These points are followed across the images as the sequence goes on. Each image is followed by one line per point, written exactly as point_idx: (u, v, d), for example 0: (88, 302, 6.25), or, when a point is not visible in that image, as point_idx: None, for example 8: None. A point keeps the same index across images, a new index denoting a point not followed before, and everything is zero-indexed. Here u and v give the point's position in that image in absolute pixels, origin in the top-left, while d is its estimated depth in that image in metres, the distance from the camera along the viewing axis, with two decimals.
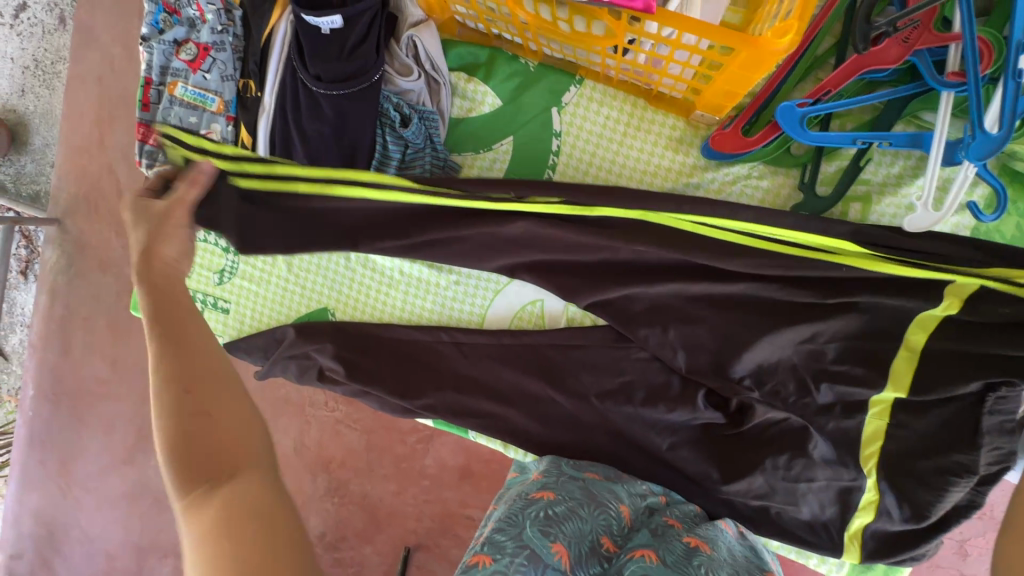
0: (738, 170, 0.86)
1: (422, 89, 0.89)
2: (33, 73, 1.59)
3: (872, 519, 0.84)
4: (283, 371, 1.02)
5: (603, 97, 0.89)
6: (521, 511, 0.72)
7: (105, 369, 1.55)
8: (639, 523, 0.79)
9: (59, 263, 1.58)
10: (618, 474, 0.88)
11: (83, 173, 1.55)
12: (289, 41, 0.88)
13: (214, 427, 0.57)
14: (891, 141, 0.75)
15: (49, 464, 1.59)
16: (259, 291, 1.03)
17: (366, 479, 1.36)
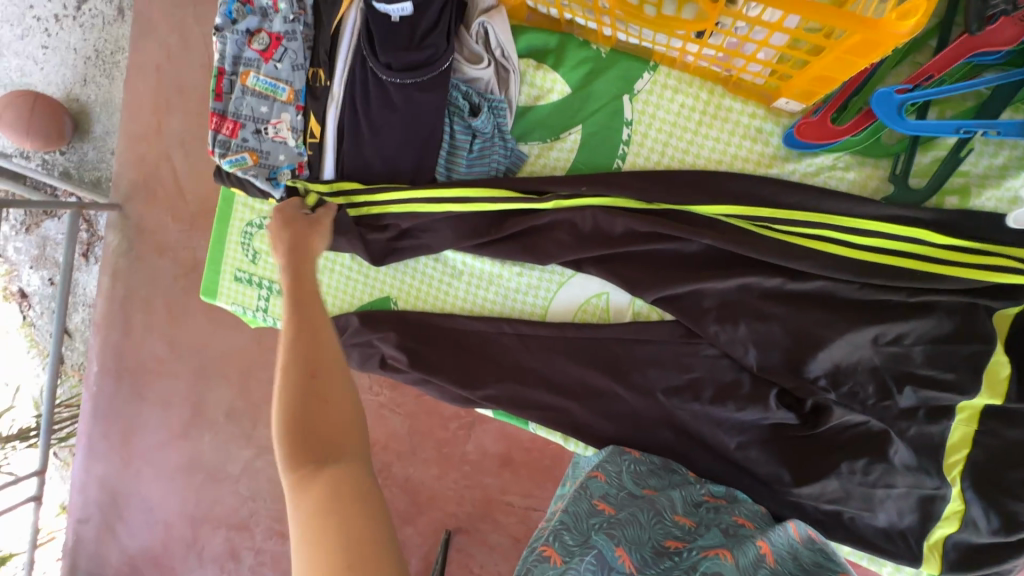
0: (822, 161, 0.82)
1: (491, 77, 0.87)
2: (94, 63, 1.63)
3: (955, 530, 0.80)
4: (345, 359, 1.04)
5: (678, 84, 0.86)
6: (585, 519, 0.70)
7: (164, 348, 1.62)
8: (705, 522, 0.78)
9: (121, 246, 1.65)
10: (677, 477, 0.86)
11: (143, 160, 1.60)
12: (359, 29, 0.88)
13: (322, 411, 0.62)
14: (999, 129, 0.69)
15: (112, 436, 1.68)
16: (322, 280, 1.05)
17: (408, 462, 1.38)
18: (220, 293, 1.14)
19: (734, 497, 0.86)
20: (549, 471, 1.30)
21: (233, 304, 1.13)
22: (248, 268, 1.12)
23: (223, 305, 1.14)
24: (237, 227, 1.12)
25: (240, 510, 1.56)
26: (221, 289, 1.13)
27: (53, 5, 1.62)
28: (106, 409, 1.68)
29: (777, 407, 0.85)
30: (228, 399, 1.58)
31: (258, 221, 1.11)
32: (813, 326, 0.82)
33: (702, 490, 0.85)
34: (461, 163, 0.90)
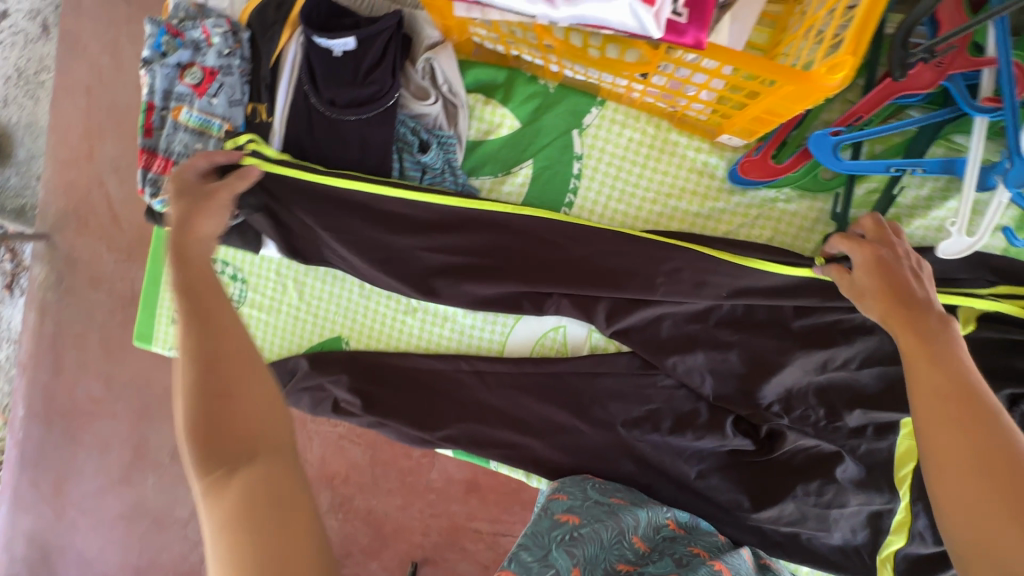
0: (765, 194, 0.84)
1: (439, 113, 0.86)
2: (16, 83, 1.52)
3: (904, 543, 0.82)
4: (297, 403, 0.99)
5: (626, 119, 0.87)
6: (546, 534, 0.69)
7: (99, 387, 1.50)
8: (660, 550, 0.77)
9: (49, 279, 1.52)
10: (641, 498, 0.86)
11: (72, 186, 1.49)
12: (300, 64, 0.84)
13: (234, 414, 0.54)
14: (924, 167, 0.73)
15: (42, 485, 1.53)
16: (269, 320, 1.00)
17: (370, 494, 1.33)
18: (156, 338, 1.08)
19: (695, 525, 0.86)
20: (515, 494, 1.28)
21: (169, 349, 1.07)
22: None
23: (157, 350, 1.09)
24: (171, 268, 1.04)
25: (189, 556, 1.45)
26: (155, 334, 1.07)
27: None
28: (33, 456, 1.54)
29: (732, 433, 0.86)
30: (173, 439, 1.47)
31: None
32: (765, 354, 0.84)
33: (663, 511, 0.85)
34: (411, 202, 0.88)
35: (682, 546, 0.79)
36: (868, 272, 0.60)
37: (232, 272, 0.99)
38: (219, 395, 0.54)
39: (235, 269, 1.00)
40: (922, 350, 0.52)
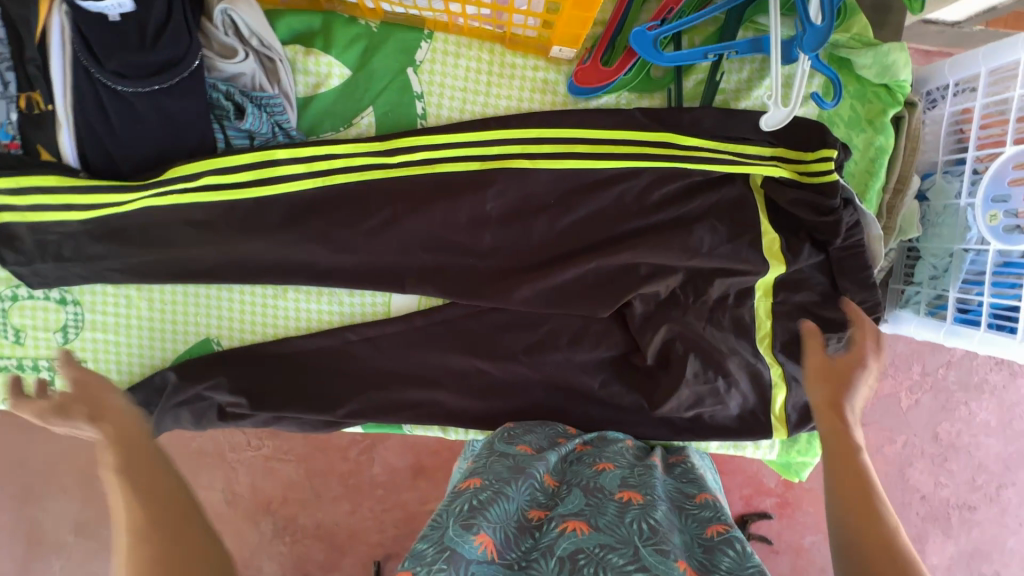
0: (607, 102, 0.86)
1: (255, 70, 0.77)
2: None
3: (788, 393, 0.92)
4: (176, 423, 0.90)
5: (458, 49, 0.83)
6: (447, 511, 0.66)
7: None
8: (570, 480, 0.78)
9: None
10: (552, 433, 0.86)
11: None
12: (70, 35, 0.71)
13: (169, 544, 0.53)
14: (736, 49, 0.79)
15: None
16: (118, 340, 0.88)
17: (314, 508, 1.27)
18: None
19: (604, 439, 0.88)
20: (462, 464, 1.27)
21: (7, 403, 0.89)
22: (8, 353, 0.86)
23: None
24: None
25: None
26: None
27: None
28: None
29: (618, 336, 0.92)
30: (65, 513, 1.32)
31: (7, 293, 0.85)
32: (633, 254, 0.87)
33: (567, 440, 0.86)
34: None
35: (588, 466, 0.81)
36: (824, 378, 0.73)
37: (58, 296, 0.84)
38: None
39: (62, 290, 0.85)
40: (855, 474, 0.64)
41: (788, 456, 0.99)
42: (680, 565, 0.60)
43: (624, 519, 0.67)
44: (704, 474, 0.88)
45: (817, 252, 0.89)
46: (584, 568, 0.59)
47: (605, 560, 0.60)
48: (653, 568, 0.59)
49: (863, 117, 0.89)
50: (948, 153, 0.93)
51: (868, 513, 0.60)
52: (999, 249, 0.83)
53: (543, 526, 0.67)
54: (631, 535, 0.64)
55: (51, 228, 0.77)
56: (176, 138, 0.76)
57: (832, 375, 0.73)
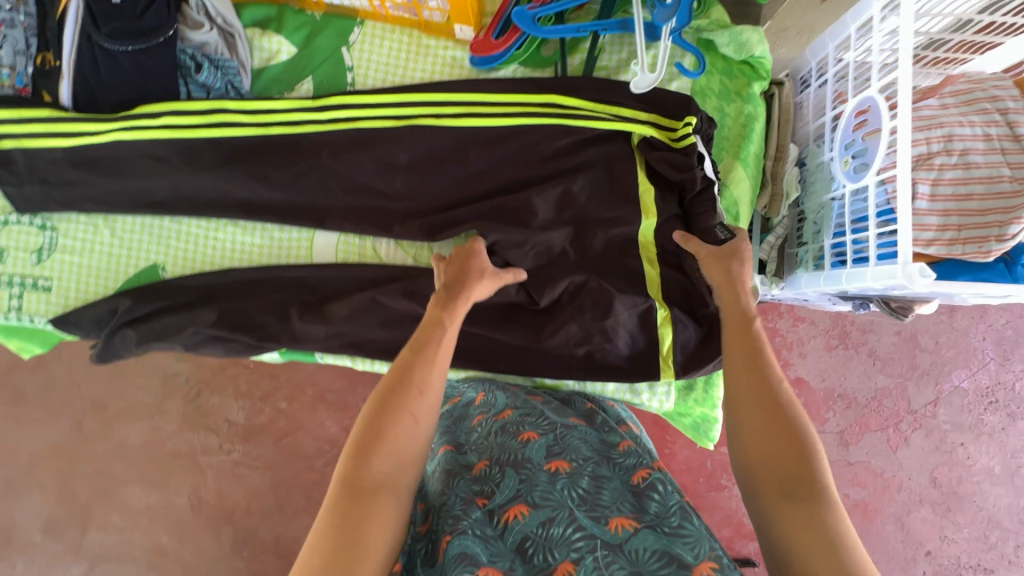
0: (504, 74, 1.02)
1: (218, 40, 0.97)
2: None
3: (673, 332, 0.96)
4: (123, 344, 1.00)
5: (383, 32, 1.03)
6: (407, 546, 0.76)
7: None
8: (499, 454, 0.82)
9: None
10: (466, 422, 0.94)
11: None
12: (82, 13, 0.92)
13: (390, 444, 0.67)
14: (606, 27, 0.95)
15: None
16: (82, 262, 1.02)
17: (275, 521, 1.52)
18: None
19: (516, 394, 0.97)
20: None
21: None
22: None
23: None
24: None
25: None
26: None
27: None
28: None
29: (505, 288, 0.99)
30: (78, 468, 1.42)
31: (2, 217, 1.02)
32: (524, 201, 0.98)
33: (476, 412, 0.95)
34: None
35: (513, 437, 0.85)
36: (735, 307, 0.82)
37: (39, 221, 1.01)
38: (393, 395, 0.70)
39: (44, 218, 1.02)
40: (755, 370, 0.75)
41: (686, 407, 1.02)
42: (612, 525, 0.66)
43: (555, 487, 0.73)
44: (620, 425, 0.94)
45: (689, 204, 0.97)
46: (535, 554, 0.67)
47: (550, 536, 0.67)
48: (588, 526, 0.66)
49: (732, 90, 1.03)
50: (815, 120, 1.03)
51: (770, 412, 0.71)
52: (852, 190, 0.91)
53: (484, 517, 0.72)
54: (564, 500, 0.71)
55: (42, 157, 0.96)
56: (149, 90, 0.96)
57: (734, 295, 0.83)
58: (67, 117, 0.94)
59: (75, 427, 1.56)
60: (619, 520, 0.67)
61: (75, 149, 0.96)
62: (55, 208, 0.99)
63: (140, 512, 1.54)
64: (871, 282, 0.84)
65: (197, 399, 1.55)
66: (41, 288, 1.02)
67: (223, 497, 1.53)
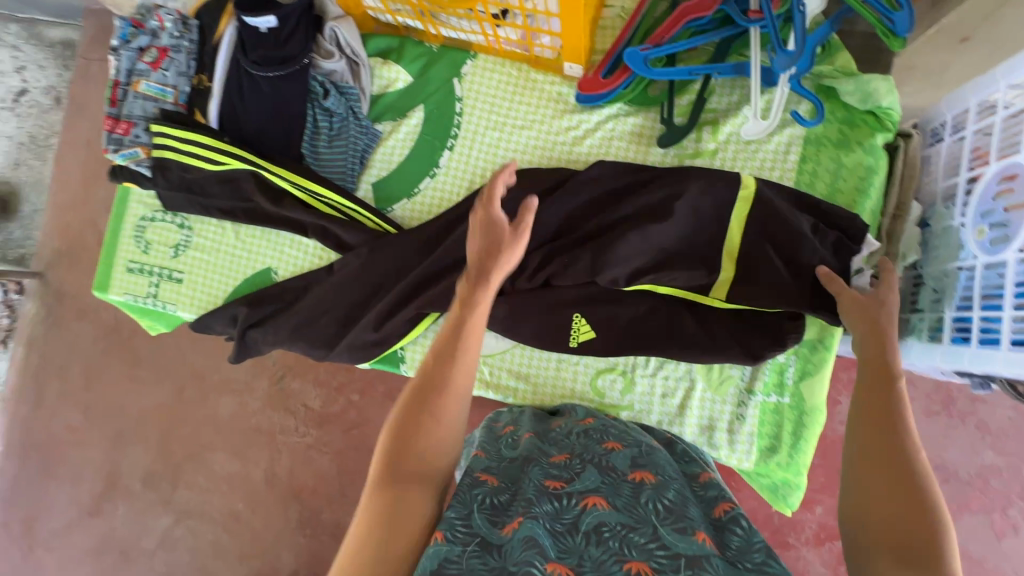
0: (607, 111, 1.03)
1: (344, 69, 1.07)
2: (27, 147, 1.75)
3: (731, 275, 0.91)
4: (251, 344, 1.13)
5: (494, 66, 1.07)
6: (467, 495, 0.67)
7: (78, 417, 1.71)
8: (583, 456, 0.78)
9: (38, 314, 1.74)
10: (545, 423, 0.94)
11: (72, 229, 1.73)
12: (235, 42, 1.04)
13: (429, 445, 0.65)
14: (721, 71, 0.94)
15: (14, 524, 1.70)
16: (209, 260, 1.14)
17: (338, 506, 1.60)
18: (113, 287, 1.17)
19: (597, 412, 0.96)
20: None
21: (126, 295, 1.16)
22: (140, 258, 1.16)
23: (116, 299, 1.18)
24: (131, 222, 1.17)
25: None
26: (113, 281, 1.17)
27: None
28: (41, 470, 1.70)
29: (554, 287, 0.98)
30: (196, 439, 1.69)
31: (150, 214, 1.17)
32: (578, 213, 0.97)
33: (556, 420, 0.95)
34: (323, 140, 1.07)
35: (598, 445, 0.82)
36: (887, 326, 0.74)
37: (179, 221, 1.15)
38: (428, 390, 0.67)
39: (183, 218, 1.15)
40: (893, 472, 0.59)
41: (767, 470, 0.97)
42: (698, 538, 0.60)
43: (639, 498, 0.67)
44: (701, 457, 0.90)
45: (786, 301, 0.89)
46: (609, 541, 0.60)
47: (629, 537, 0.60)
48: (673, 543, 0.59)
49: (851, 140, 0.96)
50: (945, 179, 0.94)
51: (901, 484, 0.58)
52: (986, 262, 0.82)
53: (561, 495, 0.66)
54: (647, 516, 0.64)
55: (188, 169, 1.08)
56: (280, 113, 1.05)
57: (874, 331, 0.75)
58: (218, 142, 1.05)
59: (178, 393, 1.71)
60: (705, 536, 0.61)
61: (223, 171, 1.08)
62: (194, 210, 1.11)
63: (222, 477, 1.66)
64: (1000, 368, 0.78)
65: (281, 382, 1.67)
66: (174, 280, 1.15)
67: (294, 477, 1.64)
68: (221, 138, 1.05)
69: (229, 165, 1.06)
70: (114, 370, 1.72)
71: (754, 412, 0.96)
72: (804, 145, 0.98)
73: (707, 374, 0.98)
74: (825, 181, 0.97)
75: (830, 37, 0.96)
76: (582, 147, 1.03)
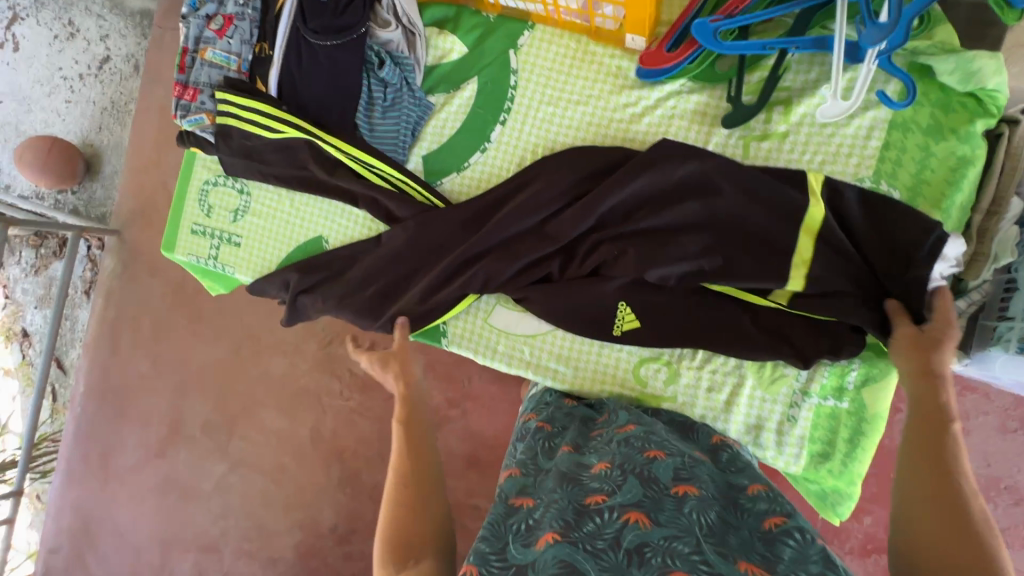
0: (669, 88, 0.97)
1: (400, 39, 1.06)
2: (109, 112, 1.86)
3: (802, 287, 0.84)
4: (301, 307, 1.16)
5: (552, 37, 1.03)
6: (503, 523, 0.73)
7: (148, 366, 1.85)
8: (624, 464, 0.78)
9: (116, 270, 1.88)
10: (587, 428, 0.92)
11: (146, 191, 1.84)
12: (294, 10, 1.05)
13: (416, 518, 0.81)
14: (797, 46, 0.85)
15: (90, 459, 1.86)
16: (265, 226, 1.18)
17: (377, 468, 1.67)
18: (179, 247, 1.24)
19: (639, 410, 0.94)
20: None
21: (190, 255, 1.23)
22: (203, 221, 1.22)
23: (180, 258, 1.24)
24: (196, 186, 1.23)
25: (210, 529, 1.76)
26: (178, 241, 1.23)
27: (77, 64, 1.85)
28: (116, 411, 1.86)
29: (601, 277, 0.96)
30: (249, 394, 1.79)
31: (213, 179, 1.21)
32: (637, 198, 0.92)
33: (598, 425, 0.93)
34: (378, 111, 1.07)
35: (639, 451, 0.80)
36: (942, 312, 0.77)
37: (240, 186, 1.19)
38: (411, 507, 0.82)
39: (243, 184, 1.19)
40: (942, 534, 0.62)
41: (816, 476, 0.91)
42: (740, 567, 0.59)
43: (682, 513, 0.67)
44: (751, 462, 0.84)
45: (852, 310, 0.83)
46: (651, 559, 0.60)
47: (672, 549, 0.60)
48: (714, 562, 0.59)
49: (945, 125, 0.86)
50: None
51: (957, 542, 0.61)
52: None
53: (601, 511, 0.68)
54: (689, 529, 0.64)
55: (248, 137, 1.11)
56: (336, 83, 1.05)
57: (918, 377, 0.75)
58: (276, 111, 1.08)
59: (235, 350, 1.81)
60: (747, 564, 0.60)
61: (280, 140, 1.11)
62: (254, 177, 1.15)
63: (271, 432, 1.76)
64: None
65: (330, 346, 1.74)
66: (234, 243, 1.20)
67: (337, 437, 1.71)
68: (279, 108, 1.08)
69: (286, 133, 1.09)
70: (180, 325, 1.84)
71: (807, 415, 0.90)
72: (889, 129, 0.89)
73: (759, 371, 0.92)
74: (910, 170, 0.88)
75: (930, 7, 0.86)
76: (640, 126, 0.98)
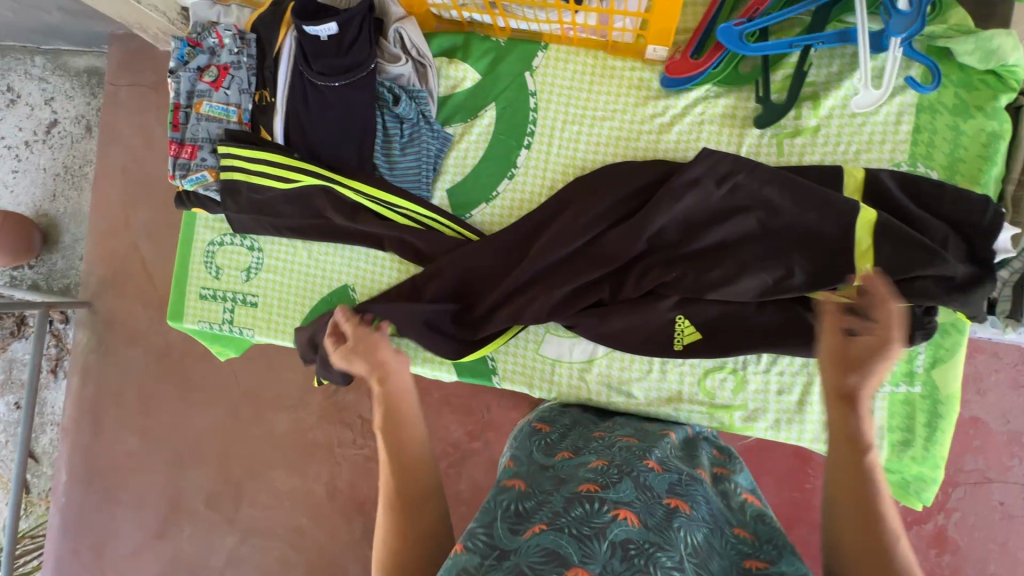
0: (696, 94, 0.97)
1: (411, 72, 1.02)
2: (62, 179, 1.73)
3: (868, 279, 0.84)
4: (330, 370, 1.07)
5: (568, 55, 1.01)
6: (492, 502, 0.66)
7: (136, 442, 1.68)
8: (622, 465, 0.72)
9: (89, 344, 1.71)
10: (587, 433, 0.88)
11: (116, 255, 1.69)
12: (295, 52, 1.01)
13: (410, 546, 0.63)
14: (822, 41, 0.86)
15: (81, 551, 1.69)
16: (282, 280, 1.11)
17: None
18: (187, 315, 1.15)
19: (646, 431, 0.89)
20: None
21: (201, 323, 1.14)
22: (212, 284, 1.13)
23: (190, 327, 1.15)
24: (199, 248, 1.15)
25: None
26: (186, 309, 1.14)
27: (20, 132, 1.73)
28: (105, 497, 1.69)
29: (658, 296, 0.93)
30: (254, 457, 1.62)
31: (218, 239, 1.14)
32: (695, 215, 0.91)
33: (599, 432, 0.88)
34: (396, 148, 1.02)
35: (640, 460, 0.74)
36: (883, 289, 0.63)
37: (250, 242, 1.11)
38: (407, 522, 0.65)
39: (253, 240, 1.12)
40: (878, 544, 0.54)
41: (901, 464, 0.90)
42: None
43: (673, 522, 0.60)
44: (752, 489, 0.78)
45: (924, 298, 0.83)
46: (635, 559, 0.53)
47: (656, 556, 0.54)
48: None
49: (970, 104, 0.89)
50: None
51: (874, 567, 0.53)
52: None
53: (591, 500, 0.61)
54: (676, 542, 0.57)
55: (258, 191, 1.04)
56: (349, 123, 1.00)
57: None
58: (290, 161, 1.01)
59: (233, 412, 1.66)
60: None
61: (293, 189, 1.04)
62: (266, 230, 1.08)
63: (283, 493, 1.59)
64: None
65: (336, 395, 1.59)
66: (249, 303, 1.12)
67: (356, 488, 1.56)
68: (291, 156, 1.02)
69: (300, 182, 1.02)
70: (168, 394, 1.68)
71: (882, 404, 0.90)
72: (917, 113, 0.90)
73: None
74: (944, 150, 0.89)
75: None
76: (671, 134, 0.97)
